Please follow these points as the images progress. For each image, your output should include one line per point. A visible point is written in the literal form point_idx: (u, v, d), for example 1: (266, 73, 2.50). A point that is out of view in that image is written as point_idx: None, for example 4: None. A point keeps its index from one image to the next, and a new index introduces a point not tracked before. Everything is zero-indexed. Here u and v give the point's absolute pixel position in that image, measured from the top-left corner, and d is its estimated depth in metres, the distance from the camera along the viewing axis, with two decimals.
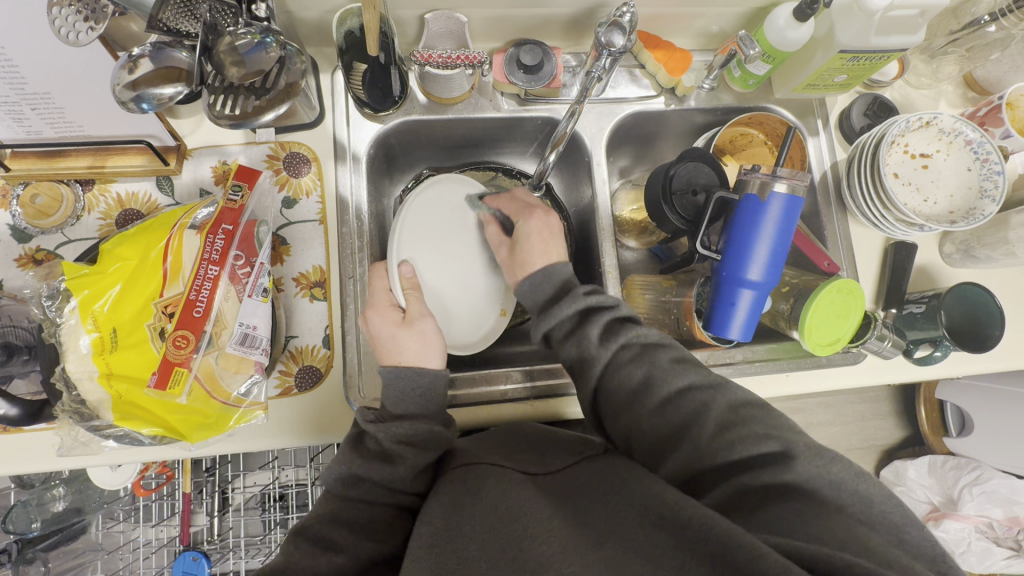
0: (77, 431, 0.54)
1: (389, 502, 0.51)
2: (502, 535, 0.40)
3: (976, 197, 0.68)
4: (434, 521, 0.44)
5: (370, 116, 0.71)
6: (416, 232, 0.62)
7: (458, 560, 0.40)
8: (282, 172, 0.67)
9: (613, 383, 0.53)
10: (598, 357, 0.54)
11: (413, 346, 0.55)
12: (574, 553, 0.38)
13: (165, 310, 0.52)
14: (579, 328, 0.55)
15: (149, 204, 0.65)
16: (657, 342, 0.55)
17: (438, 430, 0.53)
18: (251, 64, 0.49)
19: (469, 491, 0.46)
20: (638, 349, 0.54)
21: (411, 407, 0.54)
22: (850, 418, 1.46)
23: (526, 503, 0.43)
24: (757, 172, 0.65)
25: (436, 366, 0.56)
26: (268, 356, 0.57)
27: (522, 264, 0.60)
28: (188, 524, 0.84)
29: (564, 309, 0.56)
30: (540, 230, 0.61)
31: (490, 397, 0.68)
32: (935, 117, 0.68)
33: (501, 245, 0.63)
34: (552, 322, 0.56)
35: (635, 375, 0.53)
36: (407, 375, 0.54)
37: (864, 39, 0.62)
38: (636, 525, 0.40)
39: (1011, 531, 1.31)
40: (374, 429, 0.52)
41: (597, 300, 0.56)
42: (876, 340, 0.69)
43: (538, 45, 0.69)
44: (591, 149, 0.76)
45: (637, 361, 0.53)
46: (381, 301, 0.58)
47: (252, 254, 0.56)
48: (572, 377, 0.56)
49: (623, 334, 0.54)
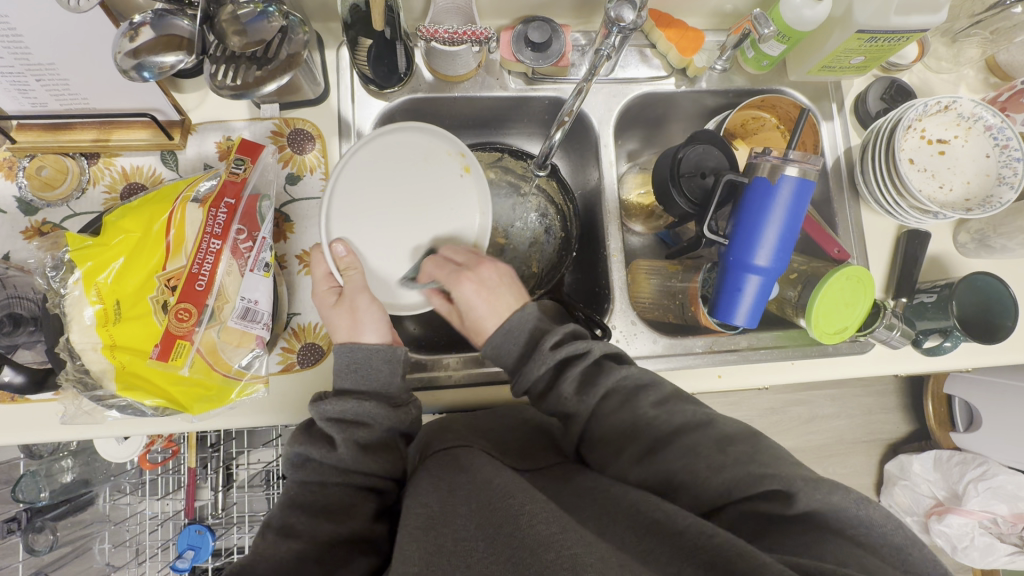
0: (81, 400, 0.54)
1: (343, 483, 0.51)
2: (497, 511, 0.40)
3: (993, 185, 0.66)
4: (430, 503, 0.44)
5: (375, 93, 0.70)
6: (354, 198, 0.59)
7: (455, 542, 0.40)
8: (286, 149, 0.67)
9: (599, 431, 0.53)
10: (578, 413, 0.54)
11: (345, 323, 0.55)
12: (574, 534, 0.38)
13: (167, 283, 0.52)
14: (554, 386, 0.54)
15: (154, 178, 0.65)
16: (642, 383, 0.53)
17: (371, 406, 0.52)
18: (253, 33, 0.48)
19: (463, 472, 0.46)
20: (622, 394, 0.53)
21: (361, 386, 0.54)
22: (855, 411, 1.45)
23: (520, 484, 0.43)
24: (768, 155, 0.64)
25: (376, 340, 0.55)
26: (269, 330, 0.56)
27: (478, 329, 0.60)
28: (192, 498, 0.86)
29: (536, 367, 0.54)
30: (477, 291, 0.58)
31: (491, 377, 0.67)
32: (954, 101, 0.66)
33: (451, 313, 0.63)
34: (528, 381, 0.55)
35: (619, 424, 0.52)
36: (343, 352, 0.54)
37: (884, 18, 0.60)
38: (636, 529, 0.41)
39: (1016, 528, 1.30)
40: (316, 408, 0.51)
41: (567, 350, 0.53)
42: (884, 330, 0.68)
43: (547, 22, 0.67)
44: (599, 131, 0.75)
45: (620, 413, 0.52)
46: (322, 284, 0.58)
47: (254, 229, 0.55)
48: (539, 398, 0.56)
49: (602, 385, 0.53)
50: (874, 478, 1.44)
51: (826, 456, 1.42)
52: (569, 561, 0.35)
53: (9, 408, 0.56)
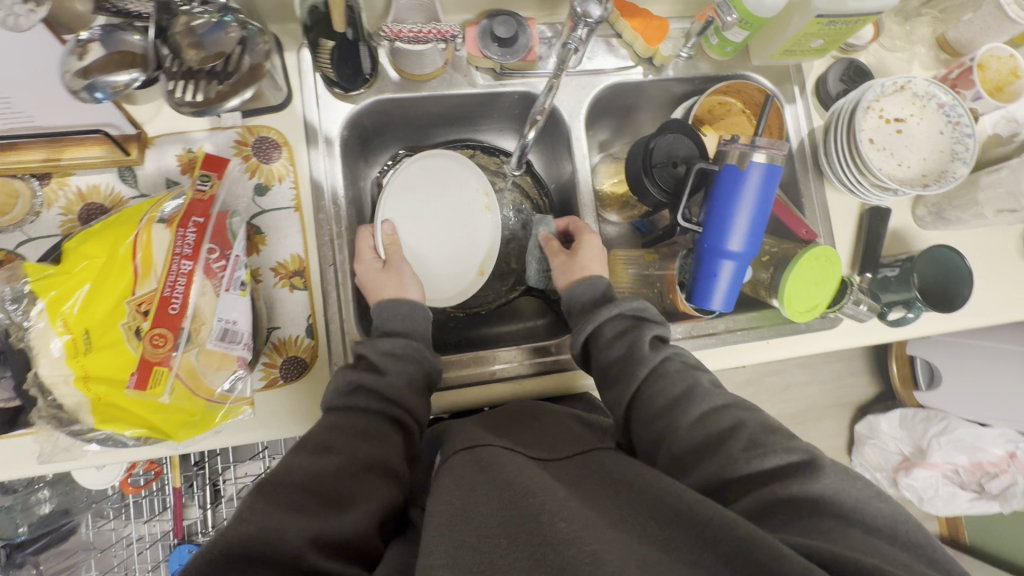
0: (56, 437, 0.52)
1: (381, 411, 0.55)
2: (519, 509, 0.42)
3: (948, 160, 0.69)
4: (451, 500, 0.45)
5: (341, 96, 0.68)
6: (409, 198, 0.71)
7: (478, 537, 0.41)
8: (252, 158, 0.65)
9: (655, 387, 0.56)
10: (645, 361, 0.57)
11: (391, 284, 0.65)
12: (592, 532, 0.39)
13: (139, 308, 0.50)
14: (623, 334, 0.60)
15: (113, 196, 0.62)
16: (695, 364, 0.58)
17: (417, 345, 0.61)
18: (210, 45, 0.46)
19: (483, 471, 0.48)
20: (683, 364, 0.58)
21: (401, 326, 0.62)
22: (827, 376, 1.51)
23: (541, 483, 0.44)
24: (737, 142, 0.66)
25: (415, 296, 0.65)
26: (251, 350, 0.54)
27: (580, 268, 0.67)
28: (180, 518, 0.84)
29: (609, 314, 0.61)
30: (591, 245, 0.69)
31: (486, 377, 0.69)
32: (909, 81, 0.69)
33: (559, 253, 0.71)
34: (601, 324, 0.61)
35: (674, 388, 0.55)
36: (388, 307, 0.63)
37: (841, 3, 0.62)
38: (653, 520, 0.42)
39: (976, 476, 1.39)
40: (368, 347, 0.59)
41: (645, 310, 0.62)
42: (852, 305, 0.71)
43: (512, 16, 0.66)
44: (571, 124, 0.75)
45: (681, 375, 0.56)
46: (366, 255, 0.67)
47: (226, 247, 0.53)
48: (604, 344, 0.61)
49: (669, 349, 0.59)
50: (847, 439, 1.51)
51: (800, 422, 1.49)
52: (591, 554, 0.36)
53: None
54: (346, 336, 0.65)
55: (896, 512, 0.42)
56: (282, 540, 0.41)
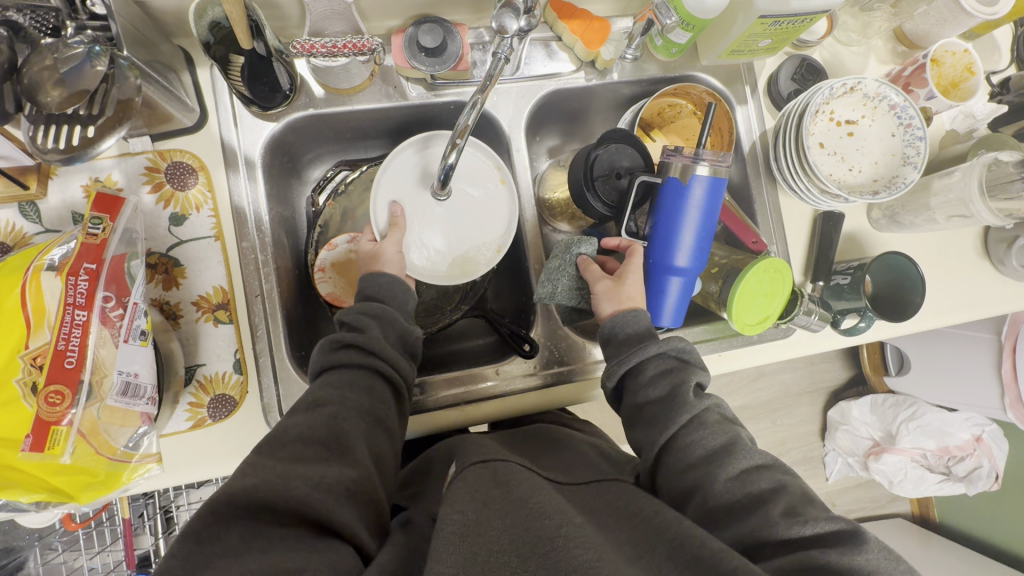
0: None
1: (367, 366, 0.54)
2: (533, 531, 0.41)
3: (898, 165, 0.67)
4: (465, 510, 0.42)
5: (261, 114, 0.64)
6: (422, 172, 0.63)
7: (488, 553, 0.39)
8: (165, 186, 0.61)
9: (695, 436, 0.54)
10: (691, 406, 0.55)
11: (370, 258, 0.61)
12: (609, 564, 0.38)
13: (34, 361, 0.47)
14: (664, 376, 0.58)
15: (15, 233, 0.58)
16: (732, 420, 0.57)
17: (391, 309, 0.58)
18: (71, 83, 0.45)
19: (500, 486, 0.45)
20: (723, 419, 0.56)
21: (380, 293, 0.58)
22: (798, 365, 1.51)
23: (557, 505, 0.43)
24: (679, 153, 0.63)
25: (396, 271, 0.60)
26: (157, 404, 0.51)
27: (629, 299, 0.63)
28: (130, 549, 0.82)
29: (653, 349, 0.59)
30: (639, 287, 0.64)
31: (438, 404, 0.67)
32: (859, 82, 0.66)
33: (601, 278, 0.65)
34: (644, 360, 0.59)
35: (714, 441, 0.53)
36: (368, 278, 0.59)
37: (784, 3, 0.58)
38: (671, 565, 0.41)
39: (943, 459, 1.42)
40: (359, 305, 0.58)
41: (687, 354, 0.60)
42: (803, 315, 0.69)
43: (439, 23, 0.62)
44: (511, 135, 0.71)
45: (722, 427, 0.54)
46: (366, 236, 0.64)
47: (124, 294, 0.50)
48: (642, 384, 0.58)
49: (710, 398, 0.57)
50: (819, 426, 1.52)
51: (773, 411, 1.49)
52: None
53: None
54: (277, 370, 0.62)
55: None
56: (289, 489, 0.41)
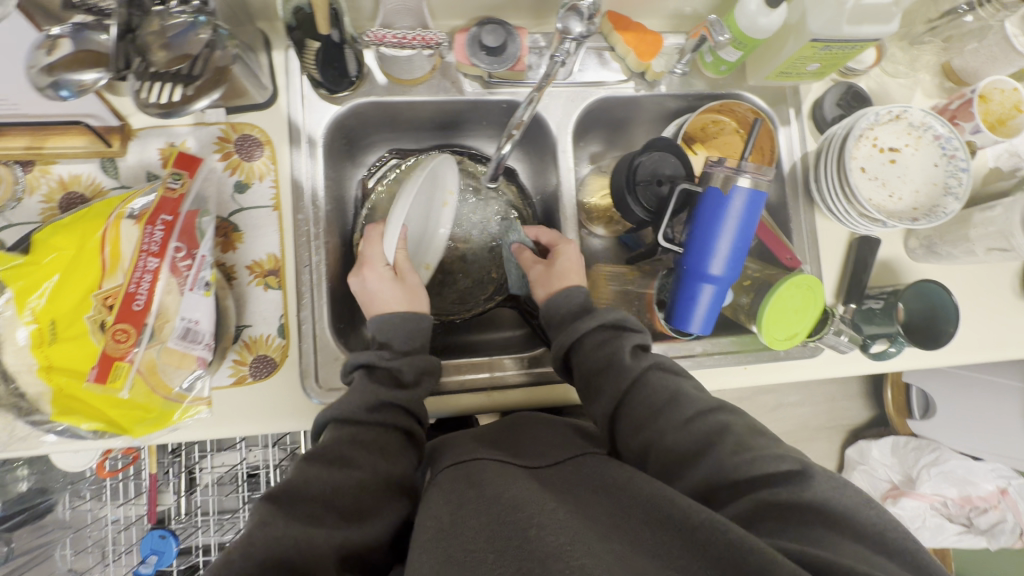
0: (13, 426, 0.52)
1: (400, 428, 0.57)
2: (506, 525, 0.41)
3: (940, 194, 0.67)
4: (439, 515, 0.45)
5: (327, 97, 0.68)
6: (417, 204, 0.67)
7: (464, 552, 0.41)
8: (233, 156, 0.65)
9: (640, 395, 0.55)
10: (631, 369, 0.57)
11: (401, 296, 0.64)
12: (582, 545, 0.38)
13: (105, 302, 0.51)
14: (607, 341, 0.59)
15: (94, 186, 0.63)
16: (678, 370, 0.58)
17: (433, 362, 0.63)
18: (177, 47, 0.49)
19: (473, 486, 0.47)
20: (666, 372, 0.57)
21: (414, 344, 0.63)
22: (819, 399, 1.47)
23: (531, 496, 0.44)
24: (722, 165, 0.65)
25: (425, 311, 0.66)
26: (212, 351, 0.54)
27: (559, 277, 0.67)
28: (154, 504, 0.86)
29: (588, 321, 0.61)
30: (574, 259, 0.68)
31: (456, 386, 0.69)
32: (905, 110, 0.67)
33: (535, 263, 0.70)
34: (583, 332, 0.60)
35: (661, 395, 0.55)
36: (409, 319, 0.63)
37: (837, 28, 0.60)
38: (643, 524, 0.42)
39: (963, 509, 1.36)
40: (396, 363, 0.59)
41: (626, 319, 0.61)
42: (833, 335, 0.70)
43: (501, 25, 0.66)
44: (558, 136, 0.74)
45: (665, 382, 0.56)
46: (376, 262, 0.65)
47: (193, 246, 0.53)
48: (585, 353, 0.59)
49: (652, 357, 0.58)
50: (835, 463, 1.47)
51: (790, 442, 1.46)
52: (578, 568, 0.36)
53: None
54: (319, 338, 0.65)
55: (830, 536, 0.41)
56: (311, 547, 0.43)
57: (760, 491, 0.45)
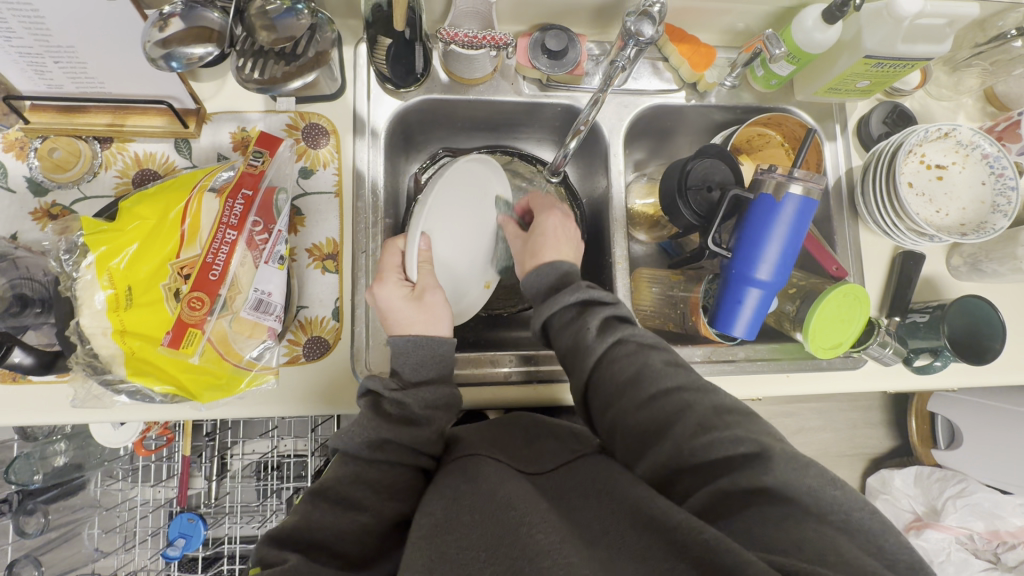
0: (90, 383, 0.55)
1: (412, 465, 0.53)
2: (500, 523, 0.43)
3: (987, 212, 0.69)
4: (435, 511, 0.46)
5: (391, 92, 0.71)
6: (444, 206, 0.60)
7: (458, 549, 0.42)
8: (301, 142, 0.67)
9: (607, 373, 0.54)
10: (594, 348, 0.55)
11: (421, 318, 0.57)
12: (570, 545, 0.40)
13: (181, 271, 0.52)
14: (579, 319, 0.58)
15: (166, 165, 0.65)
16: (653, 343, 0.56)
17: (454, 392, 0.58)
18: (282, 29, 0.55)
19: (468, 481, 0.49)
20: (635, 344, 0.55)
21: (426, 373, 0.57)
22: (841, 425, 1.42)
23: (525, 495, 0.45)
24: (773, 172, 0.66)
25: (446, 333, 0.59)
26: (280, 323, 0.58)
27: (533, 253, 0.65)
28: (185, 486, 0.86)
29: (566, 297, 0.58)
30: (556, 227, 0.67)
31: (488, 380, 0.69)
32: (954, 128, 0.69)
33: (518, 236, 0.70)
34: (554, 309, 0.59)
35: (628, 368, 0.53)
36: (422, 344, 0.57)
37: (891, 46, 0.62)
38: (630, 527, 0.42)
39: (991, 544, 1.26)
40: (401, 395, 0.54)
41: (597, 294, 0.58)
42: (878, 347, 0.71)
43: (564, 31, 0.69)
44: (610, 140, 0.76)
45: (633, 358, 0.54)
46: (393, 275, 0.58)
47: (270, 221, 0.56)
48: (560, 328, 0.59)
49: (619, 330, 0.56)
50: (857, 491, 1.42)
51: None
52: (565, 567, 0.37)
53: (14, 389, 0.57)
54: (371, 321, 0.65)
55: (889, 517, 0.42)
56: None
57: (749, 471, 0.44)
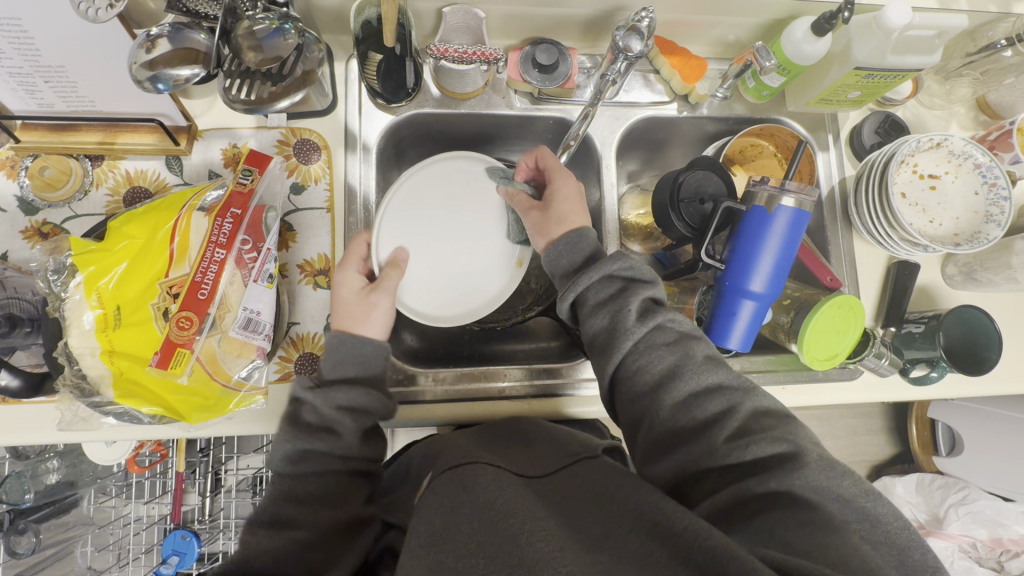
0: (77, 406, 0.55)
1: (343, 470, 0.54)
2: (499, 531, 0.41)
3: (981, 222, 0.68)
4: (433, 519, 0.45)
5: (383, 107, 0.71)
6: (427, 207, 0.65)
7: (456, 559, 0.41)
8: (292, 158, 0.67)
9: (638, 359, 0.53)
10: (629, 334, 0.53)
11: (360, 312, 0.58)
12: (571, 554, 0.38)
13: (170, 290, 0.52)
14: (614, 300, 0.55)
15: (158, 182, 0.65)
16: (690, 332, 0.54)
17: (375, 395, 0.56)
18: (269, 49, 0.55)
19: (466, 490, 0.46)
20: (673, 334, 0.53)
21: (347, 374, 0.56)
22: (841, 433, 1.42)
23: (523, 502, 0.43)
24: (766, 184, 0.65)
25: (379, 336, 0.58)
26: (270, 341, 0.57)
27: (557, 220, 0.60)
28: (179, 503, 0.85)
29: (594, 276, 0.56)
30: (578, 191, 0.61)
31: (483, 394, 0.68)
32: (947, 138, 0.68)
33: (530, 208, 0.63)
34: (586, 288, 0.56)
35: (662, 360, 0.52)
36: (353, 339, 0.57)
37: (881, 57, 0.62)
38: (634, 533, 0.41)
39: (994, 552, 1.26)
40: (312, 397, 0.53)
41: (633, 271, 0.56)
42: (873, 358, 0.70)
43: (555, 45, 0.69)
44: (602, 152, 0.76)
45: (671, 347, 0.52)
46: (354, 266, 0.61)
47: (259, 240, 0.56)
48: (591, 309, 0.56)
49: (658, 316, 0.53)
50: None
51: None
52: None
53: (3, 409, 0.56)
54: None
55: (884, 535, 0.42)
56: None
57: (750, 481, 0.46)
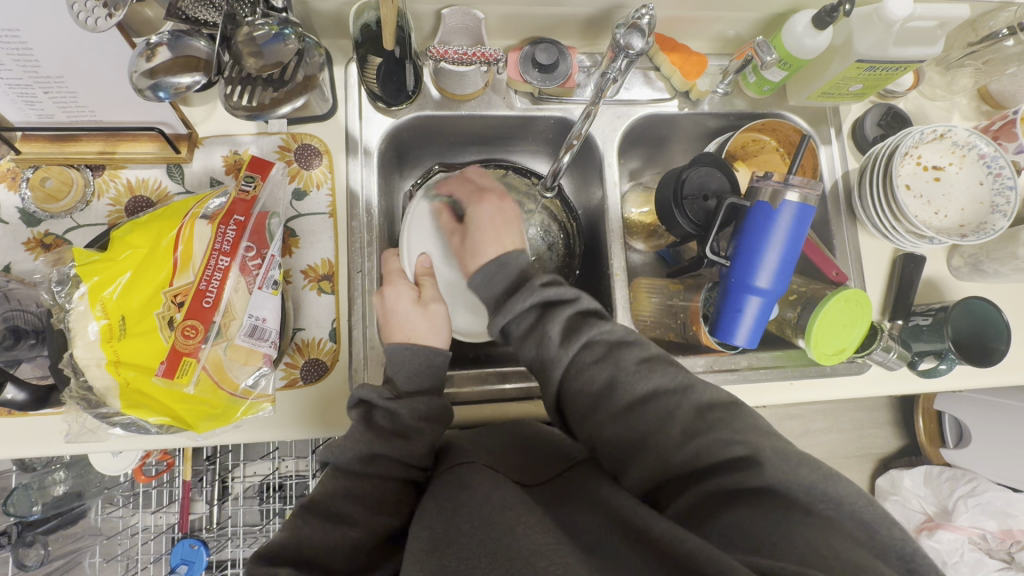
0: (84, 417, 0.55)
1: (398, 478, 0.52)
2: (495, 524, 0.42)
3: (986, 212, 0.68)
4: (433, 525, 0.45)
5: (383, 110, 0.71)
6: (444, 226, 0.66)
7: (459, 561, 0.40)
8: (294, 164, 0.67)
9: (575, 384, 0.51)
10: (557, 359, 0.51)
11: (423, 325, 0.58)
12: (563, 547, 0.40)
13: (174, 299, 0.51)
14: (538, 325, 0.52)
15: (159, 191, 0.65)
16: (622, 339, 0.51)
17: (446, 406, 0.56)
18: (269, 55, 0.55)
19: (465, 489, 0.47)
20: (605, 345, 0.51)
21: (413, 386, 0.56)
22: (847, 426, 1.41)
23: (518, 498, 0.45)
24: (769, 179, 0.65)
25: (443, 346, 0.59)
26: (276, 348, 0.57)
27: (474, 252, 0.60)
28: (187, 511, 0.85)
29: (520, 301, 0.52)
30: (493, 214, 0.61)
31: (490, 396, 0.68)
32: (949, 129, 0.68)
33: (453, 232, 0.64)
34: (510, 317, 0.53)
35: (599, 376, 0.50)
36: (415, 350, 0.56)
37: (882, 49, 0.62)
38: (622, 537, 0.42)
39: (1004, 544, 1.25)
40: (394, 406, 0.53)
41: (554, 292, 0.52)
42: (881, 351, 0.70)
43: (554, 44, 0.69)
44: (604, 151, 0.76)
45: (603, 363, 0.50)
46: (396, 279, 0.61)
47: (263, 246, 0.56)
48: (521, 335, 0.53)
49: (584, 334, 0.51)
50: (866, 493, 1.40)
51: None
52: (561, 567, 0.37)
53: (8, 422, 0.56)
54: (369, 343, 0.65)
55: (894, 532, 0.41)
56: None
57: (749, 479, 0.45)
